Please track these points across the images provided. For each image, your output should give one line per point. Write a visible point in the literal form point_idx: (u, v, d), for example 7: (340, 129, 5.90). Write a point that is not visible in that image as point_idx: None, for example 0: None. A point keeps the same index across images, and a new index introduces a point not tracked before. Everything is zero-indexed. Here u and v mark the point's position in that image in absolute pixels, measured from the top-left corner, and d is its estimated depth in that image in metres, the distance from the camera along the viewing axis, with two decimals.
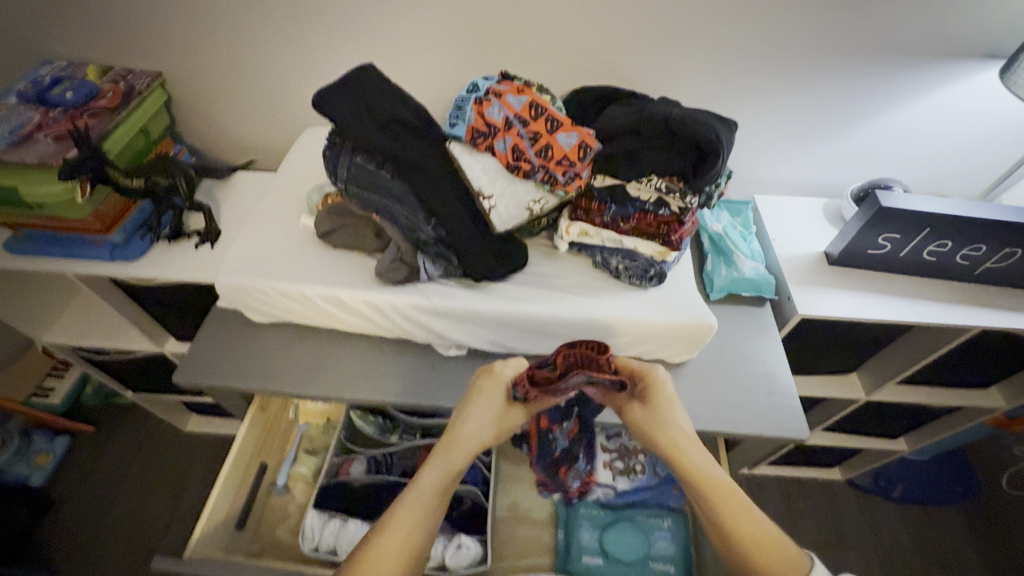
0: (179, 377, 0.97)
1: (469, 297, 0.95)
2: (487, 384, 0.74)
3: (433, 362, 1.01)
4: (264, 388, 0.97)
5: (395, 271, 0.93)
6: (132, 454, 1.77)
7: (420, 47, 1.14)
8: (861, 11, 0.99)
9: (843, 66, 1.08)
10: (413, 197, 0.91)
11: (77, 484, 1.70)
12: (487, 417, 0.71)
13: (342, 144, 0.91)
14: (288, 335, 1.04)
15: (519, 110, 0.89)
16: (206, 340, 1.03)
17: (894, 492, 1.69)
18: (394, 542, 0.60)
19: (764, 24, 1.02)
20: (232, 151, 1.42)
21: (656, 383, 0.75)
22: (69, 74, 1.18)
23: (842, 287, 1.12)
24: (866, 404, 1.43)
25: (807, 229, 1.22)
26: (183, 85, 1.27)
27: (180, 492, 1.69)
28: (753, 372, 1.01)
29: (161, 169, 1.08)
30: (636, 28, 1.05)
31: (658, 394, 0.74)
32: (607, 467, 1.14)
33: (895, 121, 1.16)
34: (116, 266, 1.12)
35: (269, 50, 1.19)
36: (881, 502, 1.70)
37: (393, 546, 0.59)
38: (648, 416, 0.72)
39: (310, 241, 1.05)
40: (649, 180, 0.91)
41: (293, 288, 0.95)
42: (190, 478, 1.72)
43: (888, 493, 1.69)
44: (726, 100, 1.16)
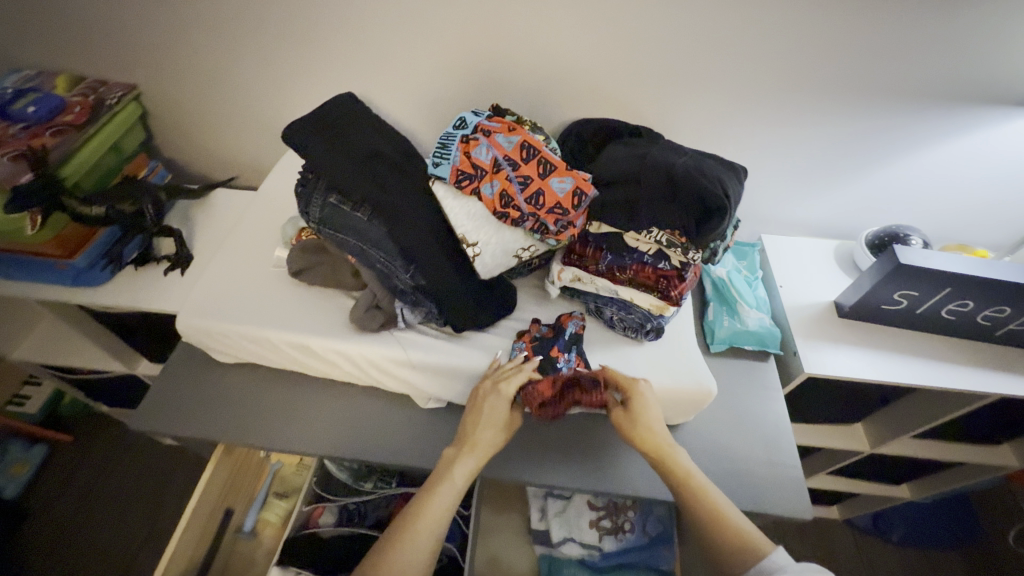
0: (135, 423, 0.91)
1: (449, 349, 0.87)
2: (492, 395, 0.80)
3: (410, 414, 0.94)
4: (226, 439, 0.90)
5: (370, 320, 0.87)
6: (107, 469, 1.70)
7: (409, 71, 1.06)
8: (888, 50, 0.91)
9: (864, 106, 1.00)
10: (390, 242, 0.84)
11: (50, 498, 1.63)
12: (496, 425, 0.78)
13: (316, 181, 0.84)
14: (259, 377, 0.98)
15: (509, 151, 0.82)
16: (168, 381, 0.96)
17: (893, 535, 1.60)
18: (417, 536, 0.68)
19: (780, 61, 0.94)
20: (213, 166, 1.35)
21: (639, 394, 0.80)
22: (36, 85, 1.11)
23: (852, 343, 1.04)
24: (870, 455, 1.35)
25: (817, 275, 1.15)
26: (159, 98, 1.19)
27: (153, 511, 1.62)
28: (753, 437, 0.94)
29: (126, 194, 1.03)
30: (643, 60, 0.97)
31: (640, 404, 0.79)
32: (592, 526, 1.07)
33: (917, 164, 1.08)
34: (78, 292, 1.05)
35: (248, 67, 1.11)
36: (879, 544, 1.62)
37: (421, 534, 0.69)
38: (630, 423, 0.78)
39: (283, 277, 0.97)
40: (649, 232, 0.83)
41: (260, 333, 0.88)
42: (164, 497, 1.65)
43: (888, 536, 1.60)
44: (737, 137, 1.08)
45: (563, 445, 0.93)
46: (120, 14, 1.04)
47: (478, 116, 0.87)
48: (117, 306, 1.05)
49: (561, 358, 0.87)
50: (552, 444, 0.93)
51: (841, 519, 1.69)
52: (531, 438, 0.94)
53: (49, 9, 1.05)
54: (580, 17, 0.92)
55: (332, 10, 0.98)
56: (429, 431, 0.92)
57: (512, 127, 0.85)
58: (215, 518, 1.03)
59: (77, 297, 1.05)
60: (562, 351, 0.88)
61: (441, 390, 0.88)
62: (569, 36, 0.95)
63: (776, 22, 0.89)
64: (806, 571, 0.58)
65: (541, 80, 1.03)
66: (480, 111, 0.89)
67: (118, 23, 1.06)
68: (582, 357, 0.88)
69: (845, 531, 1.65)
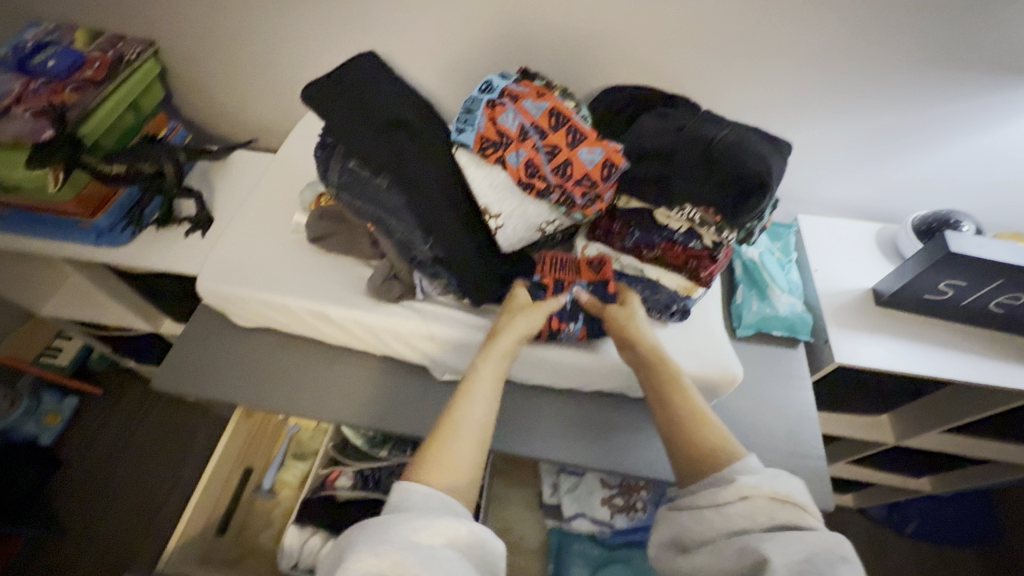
0: (157, 382, 0.92)
1: (467, 323, 0.86)
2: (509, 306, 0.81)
3: (426, 385, 0.94)
4: (244, 403, 0.91)
5: (387, 290, 0.86)
6: (132, 423, 1.76)
7: (434, 31, 1.00)
8: (959, 17, 0.82)
9: (925, 79, 0.92)
10: (409, 211, 0.81)
11: (82, 447, 1.71)
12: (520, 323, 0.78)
13: (334, 145, 0.81)
14: (278, 343, 0.98)
15: (537, 118, 0.77)
16: (190, 341, 0.97)
17: (906, 527, 1.56)
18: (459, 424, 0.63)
19: (836, 27, 0.86)
20: (233, 128, 1.33)
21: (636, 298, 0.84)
22: (55, 40, 1.09)
23: (889, 333, 0.99)
24: (894, 447, 1.31)
25: (855, 260, 1.09)
26: (179, 56, 1.16)
27: (178, 465, 1.68)
28: (775, 426, 0.91)
29: (147, 156, 1.01)
30: (686, 23, 0.89)
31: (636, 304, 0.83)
32: (605, 503, 1.05)
33: (977, 146, 1.00)
34: (102, 252, 1.06)
35: (268, 25, 1.07)
36: (891, 536, 1.59)
37: (467, 422, 0.63)
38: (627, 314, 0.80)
39: (302, 244, 0.96)
40: (681, 209, 0.79)
41: (277, 300, 0.88)
42: (187, 451, 1.70)
43: (901, 527, 1.57)
44: (782, 109, 1.01)
45: (580, 423, 0.92)
46: None
47: (507, 79, 0.82)
48: (140, 267, 1.06)
49: (564, 329, 0.83)
50: (569, 421, 0.92)
51: (854, 506, 1.67)
52: (548, 415, 0.92)
53: None
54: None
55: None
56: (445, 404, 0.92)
57: (540, 93, 0.80)
58: (233, 476, 1.06)
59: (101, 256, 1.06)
60: (567, 322, 0.84)
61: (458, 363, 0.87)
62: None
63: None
64: (782, 477, 0.58)
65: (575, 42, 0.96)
66: (509, 73, 0.83)
67: None
68: (589, 329, 0.84)
69: (858, 520, 1.63)
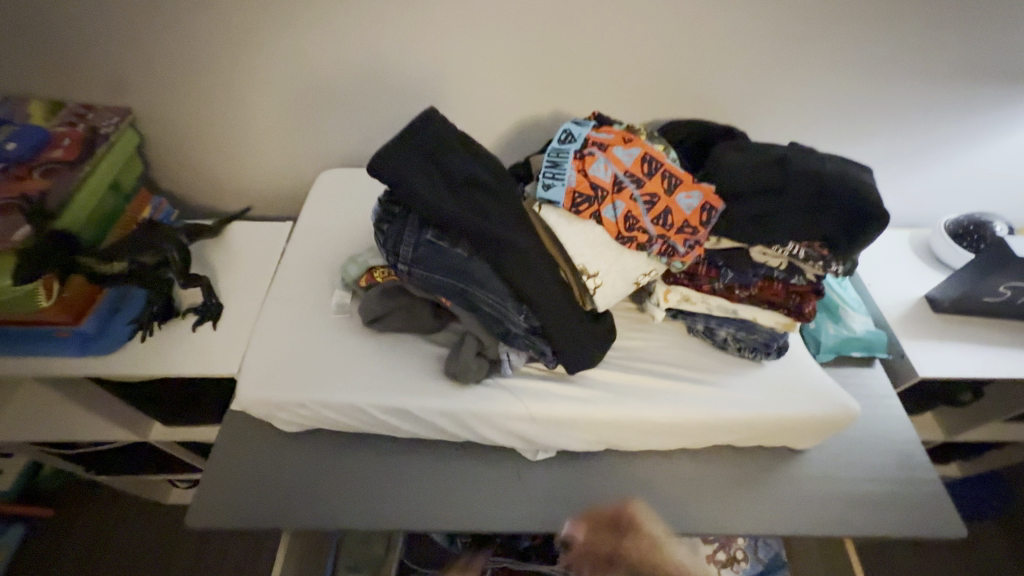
0: (195, 520, 0.75)
1: (570, 395, 0.77)
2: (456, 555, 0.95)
3: (519, 470, 0.82)
4: (309, 527, 0.75)
5: (475, 370, 0.76)
6: (93, 551, 1.41)
7: (475, 89, 0.97)
8: (966, 46, 0.92)
9: (939, 95, 0.99)
10: (498, 281, 0.73)
11: None
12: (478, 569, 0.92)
13: (406, 216, 0.73)
14: (332, 446, 0.82)
15: (629, 166, 0.73)
16: (222, 461, 0.80)
17: None
18: None
19: (861, 56, 0.93)
20: (221, 199, 1.16)
21: None
22: (7, 116, 0.92)
23: (954, 339, 1.00)
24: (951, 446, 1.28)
25: (901, 270, 1.11)
26: (166, 126, 1.02)
27: None
28: (884, 457, 0.88)
29: (146, 245, 0.86)
30: (724, 61, 0.93)
31: None
32: (709, 561, 1.00)
33: (983, 155, 1.08)
34: (89, 363, 0.87)
35: (283, 89, 0.97)
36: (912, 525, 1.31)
37: None
38: None
39: (351, 325, 0.84)
40: (783, 247, 0.74)
41: (348, 400, 0.75)
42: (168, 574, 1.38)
43: None
44: (818, 130, 1.04)
45: (690, 484, 0.83)
46: (132, 35, 0.89)
47: (590, 125, 0.78)
48: (137, 375, 0.87)
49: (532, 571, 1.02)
50: (683, 485, 0.83)
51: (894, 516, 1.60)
52: (657, 482, 0.83)
53: (40, 31, 0.88)
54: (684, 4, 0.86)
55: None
56: (544, 487, 0.81)
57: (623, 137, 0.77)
58: None
59: (90, 368, 0.87)
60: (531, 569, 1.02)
61: (559, 439, 0.79)
62: (654, 43, 0.91)
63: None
64: None
65: (631, 66, 0.94)
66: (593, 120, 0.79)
67: (130, 44, 0.90)
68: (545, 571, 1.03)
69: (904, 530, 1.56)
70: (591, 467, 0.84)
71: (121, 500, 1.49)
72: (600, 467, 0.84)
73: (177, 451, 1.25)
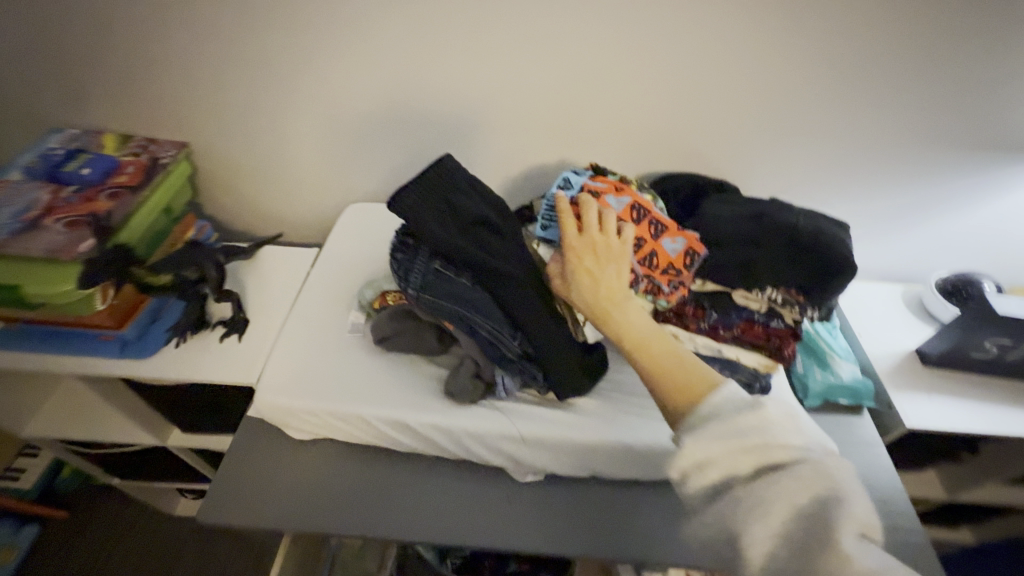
0: (204, 516, 0.81)
1: (559, 419, 0.82)
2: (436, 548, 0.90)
3: (507, 491, 0.87)
4: (307, 531, 0.80)
5: (471, 391, 0.82)
6: (100, 554, 1.46)
7: (490, 137, 1.08)
8: (950, 115, 0.98)
9: (926, 158, 1.05)
10: (497, 309, 0.81)
11: None
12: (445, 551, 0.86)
13: (418, 247, 0.82)
14: (335, 455, 0.88)
15: (620, 211, 0.81)
16: (234, 462, 0.87)
17: None
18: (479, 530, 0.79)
19: (847, 121, 1.01)
20: (257, 224, 1.28)
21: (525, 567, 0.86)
22: (84, 145, 1.06)
23: (942, 392, 1.03)
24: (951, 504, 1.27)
25: (892, 322, 1.14)
26: (216, 158, 1.15)
27: None
28: (867, 503, 0.89)
29: (187, 261, 0.96)
30: (716, 122, 1.02)
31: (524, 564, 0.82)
32: None
33: (973, 216, 1.13)
34: (126, 365, 0.97)
35: (320, 131, 1.10)
36: None
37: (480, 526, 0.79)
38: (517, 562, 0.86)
39: (363, 343, 0.91)
40: (763, 291, 0.82)
41: (353, 410, 0.81)
42: None
43: None
44: (809, 186, 1.11)
45: (674, 516, 0.85)
46: (196, 81, 1.02)
47: (581, 176, 0.87)
48: (167, 378, 0.96)
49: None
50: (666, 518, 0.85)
51: None
52: (640, 512, 0.86)
53: (121, 76, 1.03)
54: (678, 71, 0.96)
55: (429, 53, 0.96)
56: (530, 509, 0.85)
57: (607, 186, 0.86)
58: None
59: (127, 369, 0.96)
60: None
61: (547, 462, 0.83)
62: (652, 104, 1.01)
63: (865, 59, 0.92)
64: None
65: (631, 123, 1.04)
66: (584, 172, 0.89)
67: (194, 88, 1.04)
68: None
69: None
70: (576, 493, 0.87)
71: (132, 506, 1.56)
72: (585, 493, 0.87)
73: (191, 459, 1.32)
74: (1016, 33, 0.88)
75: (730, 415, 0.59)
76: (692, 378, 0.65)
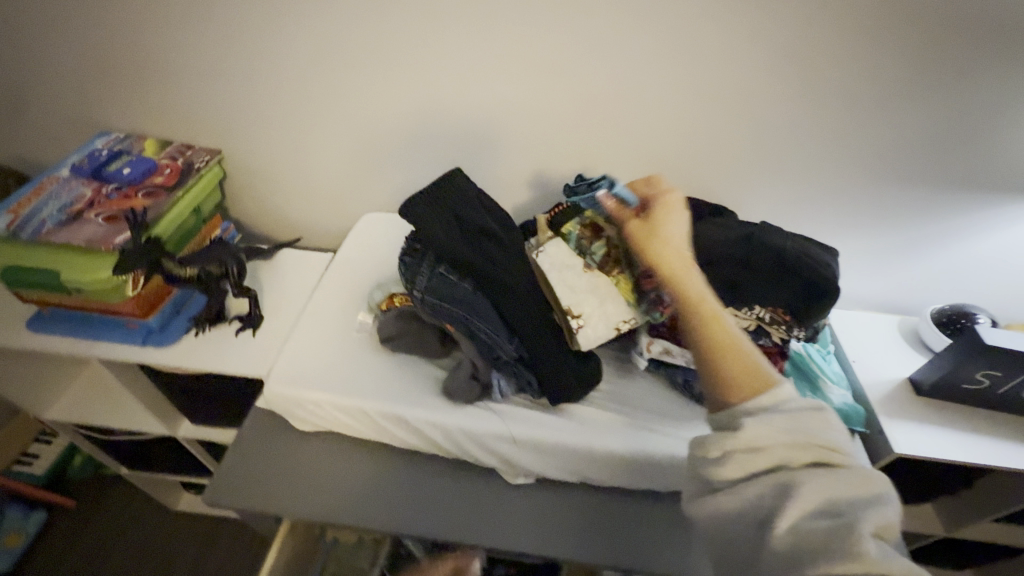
0: (208, 498, 0.85)
1: (552, 425, 0.86)
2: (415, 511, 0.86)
3: (497, 492, 0.89)
4: (303, 518, 0.84)
5: (467, 391, 0.86)
6: (104, 543, 1.51)
7: (500, 156, 1.14)
8: (946, 153, 1.01)
9: (924, 193, 1.07)
10: (495, 315, 0.86)
11: None
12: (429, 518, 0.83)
13: (426, 252, 0.88)
14: (335, 448, 0.92)
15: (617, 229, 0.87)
16: (240, 448, 0.91)
17: None
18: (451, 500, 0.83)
19: (844, 154, 1.04)
20: (278, 229, 1.35)
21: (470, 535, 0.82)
22: (126, 148, 1.15)
23: (933, 422, 1.04)
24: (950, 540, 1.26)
25: (887, 351, 1.16)
26: (244, 165, 1.23)
27: None
28: None
29: (213, 257, 1.02)
30: (715, 150, 1.07)
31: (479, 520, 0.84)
32: None
33: (972, 251, 1.14)
34: (147, 353, 1.03)
35: (341, 145, 1.17)
36: None
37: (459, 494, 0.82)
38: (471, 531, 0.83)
39: (368, 342, 0.96)
40: (751, 309, 0.86)
41: (355, 404, 0.86)
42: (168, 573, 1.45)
43: None
44: (805, 216, 1.15)
45: (656, 526, 0.87)
46: (231, 94, 1.11)
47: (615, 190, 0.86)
48: (183, 367, 1.02)
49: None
50: (651, 528, 0.87)
51: None
52: (625, 520, 0.88)
53: (164, 88, 1.12)
54: (681, 101, 1.01)
55: (447, 77, 1.03)
56: (518, 511, 0.88)
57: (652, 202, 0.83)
58: None
59: (147, 357, 1.02)
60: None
61: (537, 464, 0.87)
62: (653, 131, 1.06)
63: (860, 96, 0.96)
64: None
65: (634, 148, 1.09)
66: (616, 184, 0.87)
67: (229, 101, 1.12)
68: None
69: None
70: (565, 498, 0.90)
71: (138, 498, 1.60)
72: (573, 499, 0.90)
73: (198, 452, 1.36)
74: (1012, 75, 0.90)
75: (801, 409, 0.59)
76: (748, 386, 0.62)
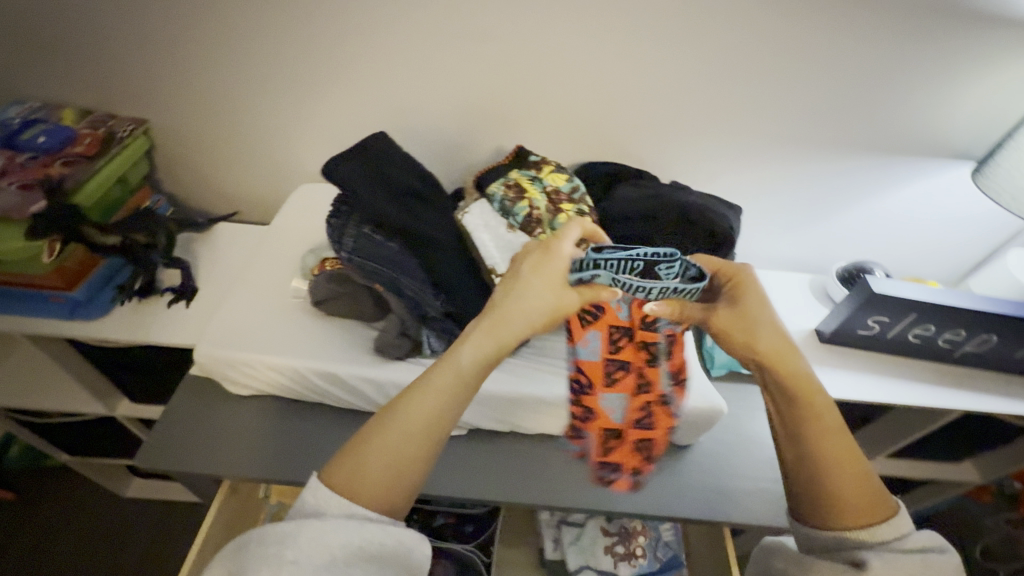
0: (143, 461, 0.86)
1: None
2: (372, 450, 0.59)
3: None
4: (240, 475, 0.86)
5: (397, 347, 0.89)
6: (49, 532, 1.48)
7: (433, 124, 1.17)
8: (845, 116, 1.10)
9: (828, 154, 1.16)
10: (422, 272, 0.90)
11: None
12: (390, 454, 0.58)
13: (350, 213, 0.89)
14: (271, 409, 0.94)
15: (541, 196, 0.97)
16: (175, 414, 0.92)
17: None
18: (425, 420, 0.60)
19: (755, 119, 1.11)
20: (214, 202, 1.34)
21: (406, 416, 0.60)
22: (42, 118, 1.11)
23: (834, 365, 1.14)
24: None
25: (798, 304, 1.26)
26: (171, 136, 1.20)
27: None
28: (759, 458, 0.99)
29: (143, 227, 1.03)
30: (638, 116, 1.12)
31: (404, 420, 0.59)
32: (608, 552, 1.06)
33: (873, 208, 1.25)
34: (74, 326, 1.01)
35: (271, 113, 1.16)
36: None
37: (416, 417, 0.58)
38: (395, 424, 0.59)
39: (301, 307, 0.98)
40: None
41: (286, 363, 0.88)
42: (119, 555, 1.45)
43: None
44: (724, 180, 1.22)
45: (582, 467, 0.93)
46: (152, 62, 1.08)
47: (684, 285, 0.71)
48: (113, 339, 1.01)
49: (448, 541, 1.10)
50: (577, 469, 0.93)
51: None
52: (553, 462, 0.94)
53: (78, 54, 1.08)
54: (603, 70, 1.05)
55: (375, 42, 1.04)
56: (452, 459, 0.93)
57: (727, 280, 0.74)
58: None
59: (74, 330, 1.01)
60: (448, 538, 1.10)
61: (467, 413, 0.92)
62: (578, 98, 1.10)
63: (765, 64, 1.03)
64: None
65: (561, 116, 1.14)
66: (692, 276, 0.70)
67: (150, 68, 1.09)
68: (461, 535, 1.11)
69: None
70: (497, 446, 0.95)
71: (83, 485, 1.57)
72: (504, 447, 0.96)
73: (142, 431, 1.35)
74: (896, 42, 0.98)
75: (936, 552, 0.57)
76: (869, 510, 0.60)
